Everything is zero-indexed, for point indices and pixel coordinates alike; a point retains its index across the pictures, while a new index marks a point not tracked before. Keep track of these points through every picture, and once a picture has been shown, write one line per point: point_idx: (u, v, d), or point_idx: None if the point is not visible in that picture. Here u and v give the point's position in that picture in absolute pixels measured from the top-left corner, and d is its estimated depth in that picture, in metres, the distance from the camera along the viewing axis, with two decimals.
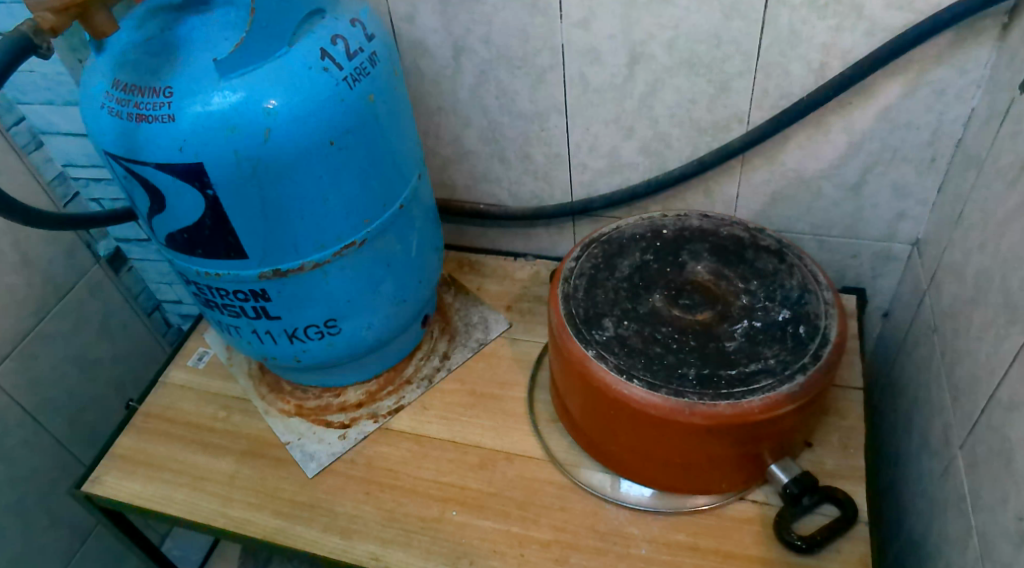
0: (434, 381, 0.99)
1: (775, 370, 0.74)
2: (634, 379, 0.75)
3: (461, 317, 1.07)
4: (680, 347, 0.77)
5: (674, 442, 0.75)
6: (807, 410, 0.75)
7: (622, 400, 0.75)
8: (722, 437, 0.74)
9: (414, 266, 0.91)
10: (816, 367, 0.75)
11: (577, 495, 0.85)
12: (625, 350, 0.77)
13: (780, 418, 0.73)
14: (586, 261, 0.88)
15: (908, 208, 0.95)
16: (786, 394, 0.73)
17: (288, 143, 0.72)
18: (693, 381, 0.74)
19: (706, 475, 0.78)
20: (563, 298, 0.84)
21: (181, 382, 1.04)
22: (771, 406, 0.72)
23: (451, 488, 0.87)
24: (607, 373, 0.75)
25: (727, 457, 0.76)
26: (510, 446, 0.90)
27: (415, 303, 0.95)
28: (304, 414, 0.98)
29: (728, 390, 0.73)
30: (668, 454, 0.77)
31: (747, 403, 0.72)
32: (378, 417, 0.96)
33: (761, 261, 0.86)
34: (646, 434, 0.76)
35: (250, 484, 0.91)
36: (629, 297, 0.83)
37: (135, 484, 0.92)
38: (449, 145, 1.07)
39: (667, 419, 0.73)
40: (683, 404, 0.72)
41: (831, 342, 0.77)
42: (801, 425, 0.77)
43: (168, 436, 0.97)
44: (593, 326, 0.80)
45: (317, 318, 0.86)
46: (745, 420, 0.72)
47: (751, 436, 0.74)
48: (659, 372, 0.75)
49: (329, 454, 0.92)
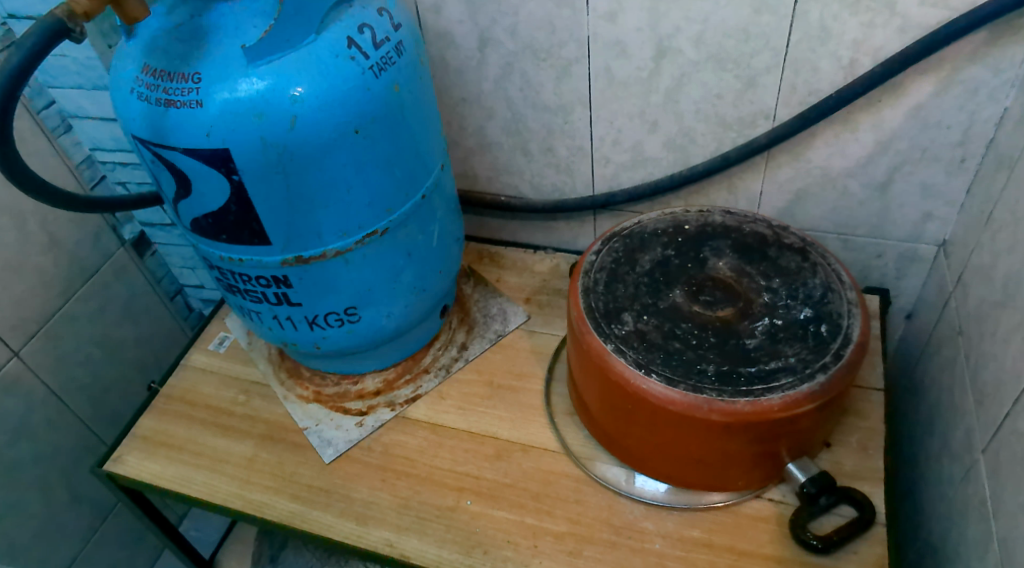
0: (452, 371, 0.99)
1: (796, 369, 0.74)
2: (653, 374, 0.74)
3: (479, 308, 1.07)
4: (700, 344, 0.77)
5: (692, 438, 0.75)
6: (826, 410, 0.74)
7: (641, 395, 0.74)
8: (741, 435, 0.73)
9: (435, 256, 0.92)
10: (838, 366, 0.74)
11: (593, 489, 0.85)
12: (645, 345, 0.77)
13: (800, 417, 0.73)
14: (607, 255, 0.87)
15: (935, 208, 0.94)
16: (807, 392, 0.72)
17: (314, 130, 0.72)
18: (713, 378, 0.74)
19: (724, 473, 0.78)
20: (583, 291, 0.83)
21: (202, 366, 1.05)
22: (792, 405, 0.72)
23: (465, 478, 0.88)
24: (626, 368, 0.75)
25: (745, 456, 0.76)
26: (527, 438, 0.90)
27: (434, 293, 0.95)
28: (322, 401, 0.99)
29: (747, 387, 0.73)
30: (686, 450, 0.77)
31: (767, 402, 0.72)
32: (395, 406, 0.96)
33: (784, 259, 0.85)
34: (664, 429, 0.76)
35: (269, 468, 0.92)
36: (649, 293, 0.82)
37: (155, 465, 0.94)
38: (472, 135, 1.07)
39: (685, 416, 0.73)
40: (702, 400, 0.72)
41: (854, 342, 0.76)
42: (821, 424, 0.76)
43: (188, 419, 0.98)
44: (612, 319, 0.80)
45: (338, 305, 0.86)
46: (765, 418, 0.72)
47: (770, 435, 0.73)
48: (678, 368, 0.75)
49: (346, 441, 0.93)
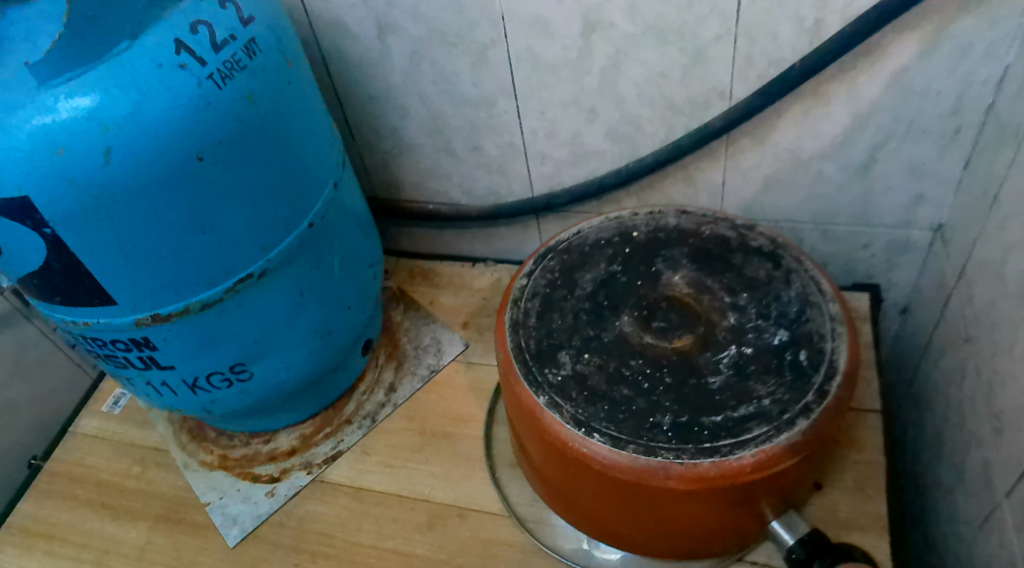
0: (378, 421, 0.85)
1: (772, 416, 0.60)
2: (596, 433, 0.60)
3: (410, 339, 0.92)
4: (653, 388, 0.62)
5: (648, 506, 0.61)
6: (809, 461, 0.60)
7: (584, 459, 0.60)
8: (708, 501, 0.59)
9: (339, 293, 0.77)
10: (823, 407, 0.60)
11: (541, 561, 0.72)
12: (586, 395, 0.63)
13: (779, 474, 0.59)
14: (540, 277, 0.73)
15: (927, 189, 0.80)
16: (785, 445, 0.58)
17: (137, 162, 0.56)
18: (669, 434, 0.60)
19: (695, 540, 0.64)
20: (511, 327, 0.69)
21: (93, 433, 0.91)
22: (769, 463, 0.58)
23: (393, 557, 0.74)
24: (563, 427, 0.61)
25: (716, 521, 0.62)
26: (464, 500, 0.77)
27: (344, 333, 0.80)
28: (228, 467, 0.85)
29: (712, 445, 0.59)
30: (644, 518, 0.63)
31: (737, 463, 0.58)
32: (312, 468, 0.83)
33: (752, 269, 0.71)
34: (614, 496, 0.62)
35: (162, 559, 0.79)
36: (591, 323, 0.68)
37: (32, 561, 0.82)
38: (387, 139, 0.92)
39: (638, 484, 0.59)
40: (657, 465, 0.58)
41: (841, 374, 0.62)
42: (806, 475, 0.62)
43: (74, 500, 0.86)
44: (546, 362, 0.66)
45: (222, 364, 0.72)
46: (734, 481, 0.58)
47: (744, 498, 0.60)
48: (627, 424, 0.61)
49: (254, 518, 0.80)
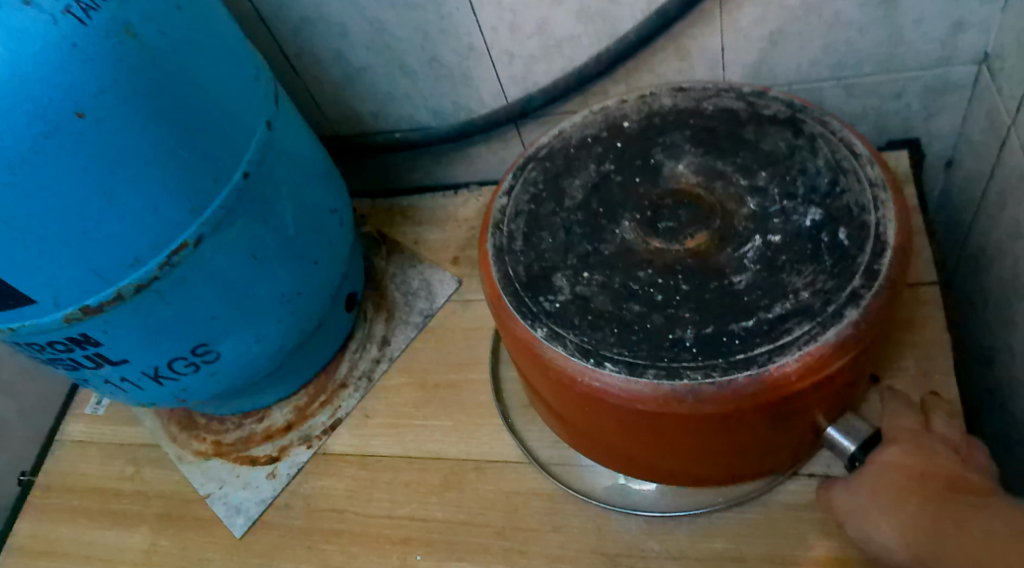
0: (375, 379, 0.77)
1: (814, 311, 0.50)
2: (608, 362, 0.51)
3: (397, 285, 0.83)
4: (668, 300, 0.53)
5: (682, 437, 0.52)
6: (865, 356, 0.51)
7: (599, 395, 0.51)
8: (751, 421, 0.50)
9: (302, 248, 0.67)
10: (874, 290, 0.50)
11: (573, 507, 0.63)
12: (591, 320, 0.53)
13: (830, 377, 0.49)
14: (522, 192, 0.62)
15: (967, 13, 0.67)
16: (834, 342, 0.48)
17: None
18: (694, 351, 0.50)
19: (741, 464, 0.56)
20: (496, 255, 0.59)
21: (80, 438, 0.84)
22: (817, 366, 0.48)
23: (411, 524, 0.67)
24: (569, 361, 0.52)
25: (762, 441, 0.53)
26: (480, 453, 0.69)
27: (318, 292, 0.71)
28: (223, 454, 0.78)
29: (747, 355, 0.49)
30: (680, 450, 0.54)
31: (779, 372, 0.48)
32: (312, 441, 0.75)
33: (769, 142, 0.59)
34: (641, 431, 0.53)
35: (170, 560, 0.72)
36: (587, 235, 0.58)
37: None
38: (332, 66, 0.80)
39: (665, 414, 0.50)
40: (684, 389, 0.49)
41: (892, 249, 0.51)
42: (862, 373, 0.53)
43: (71, 513, 0.79)
44: (540, 289, 0.56)
45: (181, 348, 0.63)
46: (778, 394, 0.48)
47: (793, 411, 0.51)
48: (642, 346, 0.51)
49: (258, 503, 0.73)
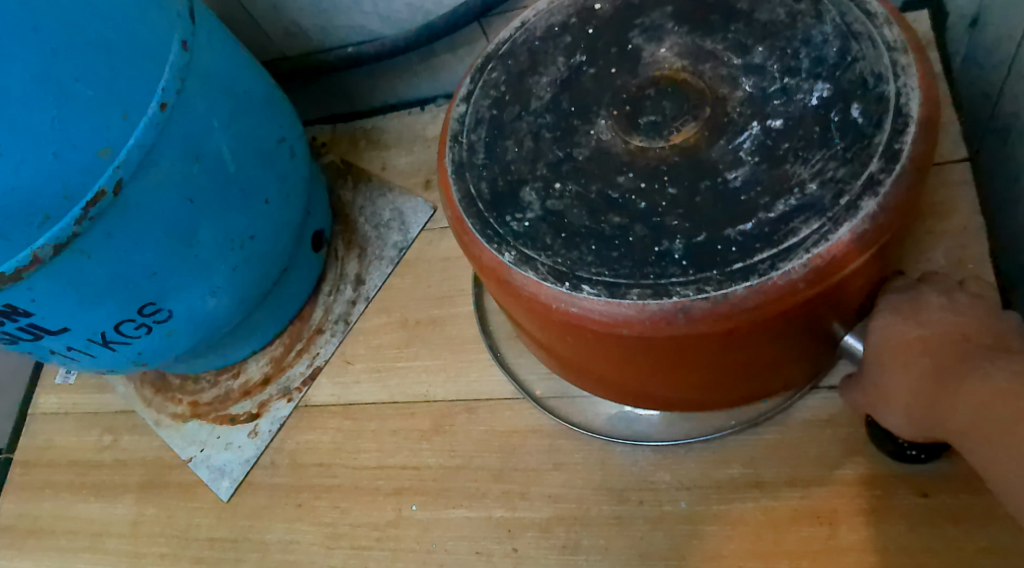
0: (352, 322, 0.71)
1: (824, 206, 0.42)
2: (585, 284, 0.44)
3: (367, 217, 0.76)
4: (653, 208, 0.45)
5: (677, 362, 0.46)
6: (886, 253, 0.44)
7: (578, 323, 0.45)
8: (755, 338, 0.44)
9: (246, 186, 0.60)
10: (893, 175, 0.42)
11: (574, 442, 0.58)
12: (564, 238, 0.46)
13: (846, 280, 0.42)
14: (482, 97, 0.54)
15: None
16: (849, 241, 0.41)
17: None
18: (684, 264, 0.43)
19: (751, 383, 0.49)
20: (455, 173, 0.52)
21: (53, 410, 0.79)
22: (828, 270, 0.41)
23: (403, 474, 0.62)
24: (541, 286, 0.45)
25: (772, 358, 0.47)
26: (470, 391, 0.63)
27: (274, 233, 0.64)
28: (201, 415, 0.73)
29: (746, 264, 0.42)
30: (676, 376, 0.48)
31: (784, 281, 0.41)
32: (292, 393, 0.70)
33: (765, 11, 0.51)
34: (630, 360, 0.47)
35: (157, 529, 0.68)
36: (557, 140, 0.50)
37: (26, 562, 0.71)
38: None
39: (656, 339, 0.44)
40: (674, 308, 0.42)
41: (916, 122, 0.43)
42: (885, 272, 0.46)
43: (53, 487, 0.74)
44: (506, 207, 0.49)
45: (126, 311, 0.57)
46: (784, 306, 0.42)
47: (804, 322, 0.44)
48: (624, 262, 0.44)
49: (242, 464, 0.68)
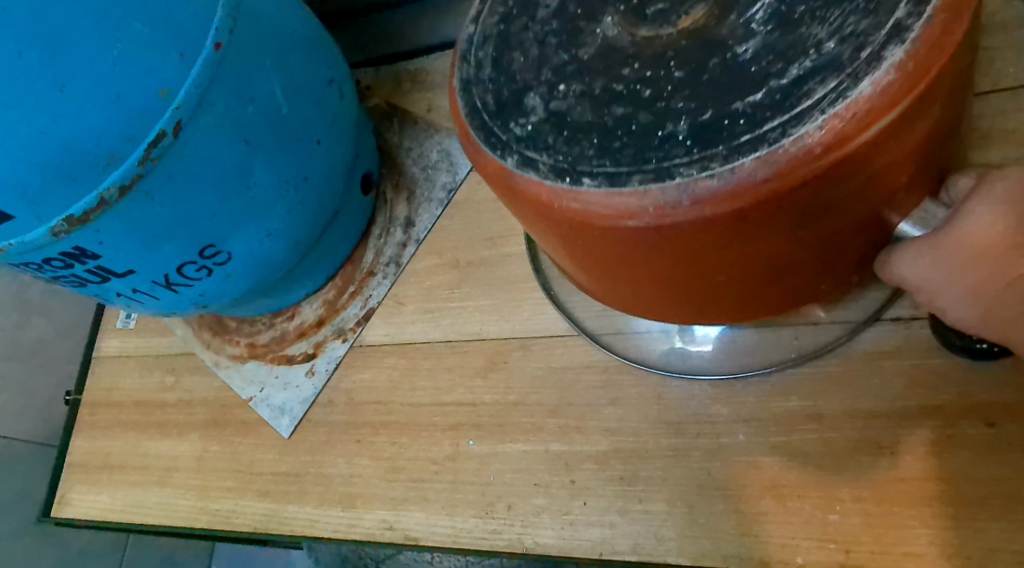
0: (403, 264, 0.72)
1: (842, 62, 0.35)
2: (586, 177, 0.39)
3: (415, 160, 0.76)
4: (657, 92, 0.39)
5: (694, 262, 0.40)
6: (930, 120, 0.36)
7: (580, 219, 0.40)
8: (778, 221, 0.37)
9: (297, 127, 0.60)
10: (924, 18, 0.34)
11: (630, 378, 0.58)
12: (566, 135, 0.40)
13: (878, 146, 0.35)
14: (490, 14, 0.48)
15: None
16: (872, 95, 0.34)
17: None
18: (688, 144, 0.37)
19: (793, 292, 0.44)
20: (464, 88, 0.47)
21: (116, 352, 0.82)
22: (849, 133, 0.34)
23: (459, 410, 0.63)
24: (542, 186, 0.40)
25: (808, 258, 0.40)
26: (523, 329, 0.64)
27: (326, 174, 0.64)
28: (259, 355, 0.75)
29: (754, 135, 0.35)
30: (700, 282, 0.42)
31: (796, 148, 0.34)
32: (347, 334, 0.71)
33: None
34: (644, 264, 0.41)
35: (222, 464, 0.70)
36: (561, 43, 0.44)
37: (104, 496, 0.75)
38: None
39: (665, 232, 0.38)
40: (677, 192, 0.36)
41: None
42: (935, 148, 0.39)
43: (122, 426, 0.78)
44: (508, 113, 0.43)
45: (188, 253, 0.58)
46: (804, 178, 0.35)
47: (835, 207, 0.37)
48: (625, 150, 0.38)
49: (301, 402, 0.69)
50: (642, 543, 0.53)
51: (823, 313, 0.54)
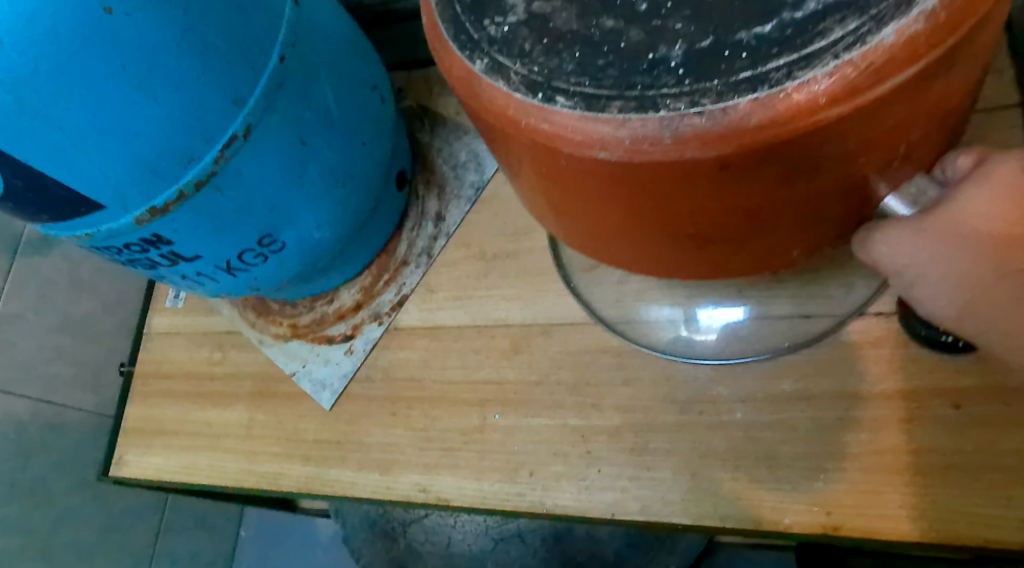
0: (435, 255, 0.79)
1: (867, 3, 0.32)
2: (560, 95, 0.35)
3: (446, 160, 0.83)
4: (653, 9, 0.35)
5: (664, 211, 0.37)
6: (952, 77, 0.34)
7: (544, 144, 0.36)
8: (765, 173, 0.34)
9: (346, 131, 0.66)
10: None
11: (642, 361, 0.65)
12: (545, 44, 0.36)
13: (890, 101, 0.32)
14: None
15: None
16: (894, 45, 0.31)
17: (34, 36, 0.47)
18: (680, 73, 0.33)
19: (763, 254, 0.41)
20: None
21: (166, 329, 0.89)
22: (861, 88, 0.31)
23: (486, 387, 0.70)
24: (510, 99, 0.36)
25: (786, 217, 0.38)
26: (545, 316, 0.71)
27: (369, 172, 0.71)
28: (301, 335, 0.82)
29: (756, 72, 0.32)
30: (666, 230, 0.39)
31: (801, 94, 0.31)
32: (382, 317, 0.78)
33: None
34: (609, 206, 0.38)
35: (269, 432, 0.78)
36: None
37: (158, 458, 0.83)
38: None
39: (637, 170, 0.35)
40: (660, 125, 0.33)
41: None
42: (947, 114, 0.36)
43: (173, 395, 0.85)
44: (483, 10, 0.39)
45: (247, 240, 0.65)
46: (808, 128, 0.32)
47: (832, 162, 0.34)
48: (609, 70, 0.35)
49: (340, 377, 0.76)
50: (649, 505, 0.61)
51: (814, 308, 0.61)
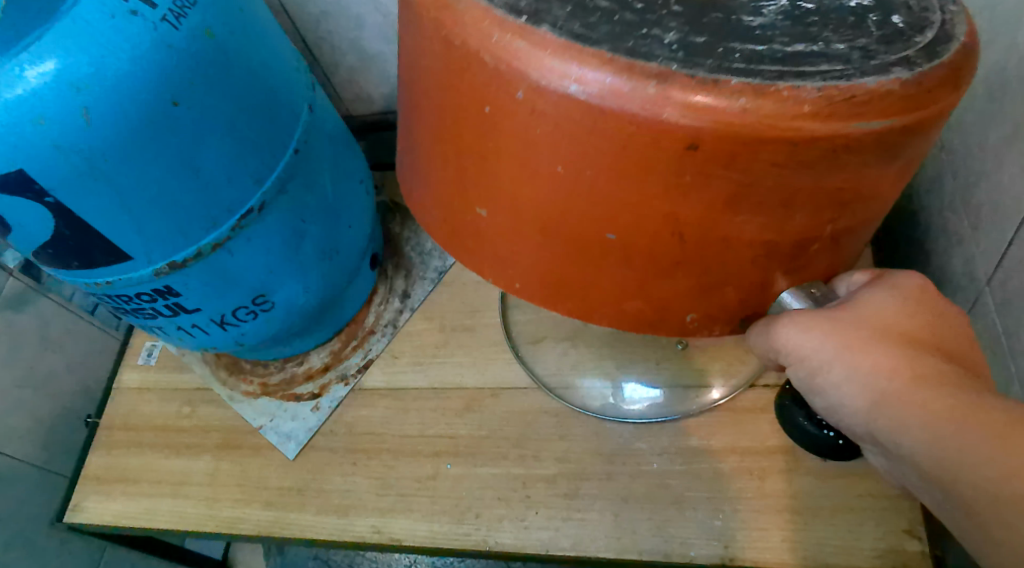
0: (399, 326, 0.90)
1: (850, 59, 0.38)
2: (543, 22, 0.39)
3: (413, 248, 0.96)
4: (650, 8, 0.40)
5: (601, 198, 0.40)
6: (888, 168, 0.40)
7: (511, 99, 0.39)
8: (716, 182, 0.38)
9: (337, 213, 0.79)
10: (932, 63, 0.39)
11: (577, 420, 0.77)
12: None
13: (848, 143, 0.37)
14: None
15: None
16: (870, 89, 0.37)
17: (112, 116, 0.58)
18: (672, 47, 0.38)
19: (666, 297, 0.44)
20: None
21: (136, 384, 0.96)
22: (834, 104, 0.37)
23: (439, 440, 0.80)
24: (488, 10, 0.39)
25: (699, 249, 0.41)
26: (494, 381, 0.82)
27: (351, 251, 0.83)
28: (270, 392, 0.90)
29: (749, 66, 0.37)
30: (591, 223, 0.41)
31: (789, 91, 0.36)
32: (349, 379, 0.88)
33: None
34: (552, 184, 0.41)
35: (233, 480, 0.84)
36: None
37: (117, 504, 0.87)
38: (350, 53, 0.91)
39: (597, 129, 0.38)
40: (646, 77, 0.37)
41: (961, 42, 0.41)
42: (863, 214, 0.42)
43: (138, 446, 0.90)
44: None
45: (242, 299, 0.75)
46: (781, 130, 0.36)
47: (772, 190, 0.39)
48: (598, 25, 0.39)
49: (306, 430, 0.85)
50: (579, 541, 0.71)
51: (715, 381, 0.77)
